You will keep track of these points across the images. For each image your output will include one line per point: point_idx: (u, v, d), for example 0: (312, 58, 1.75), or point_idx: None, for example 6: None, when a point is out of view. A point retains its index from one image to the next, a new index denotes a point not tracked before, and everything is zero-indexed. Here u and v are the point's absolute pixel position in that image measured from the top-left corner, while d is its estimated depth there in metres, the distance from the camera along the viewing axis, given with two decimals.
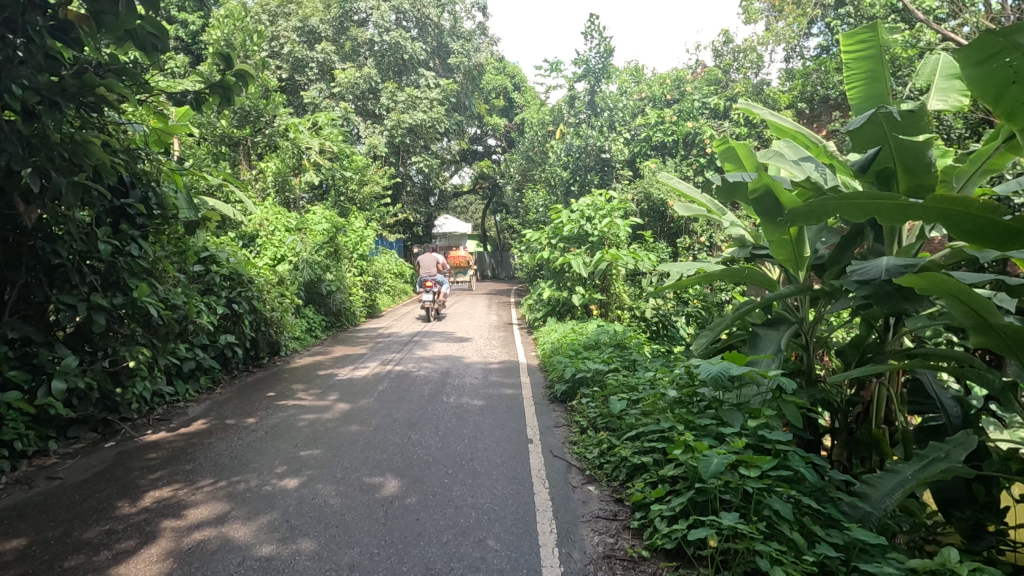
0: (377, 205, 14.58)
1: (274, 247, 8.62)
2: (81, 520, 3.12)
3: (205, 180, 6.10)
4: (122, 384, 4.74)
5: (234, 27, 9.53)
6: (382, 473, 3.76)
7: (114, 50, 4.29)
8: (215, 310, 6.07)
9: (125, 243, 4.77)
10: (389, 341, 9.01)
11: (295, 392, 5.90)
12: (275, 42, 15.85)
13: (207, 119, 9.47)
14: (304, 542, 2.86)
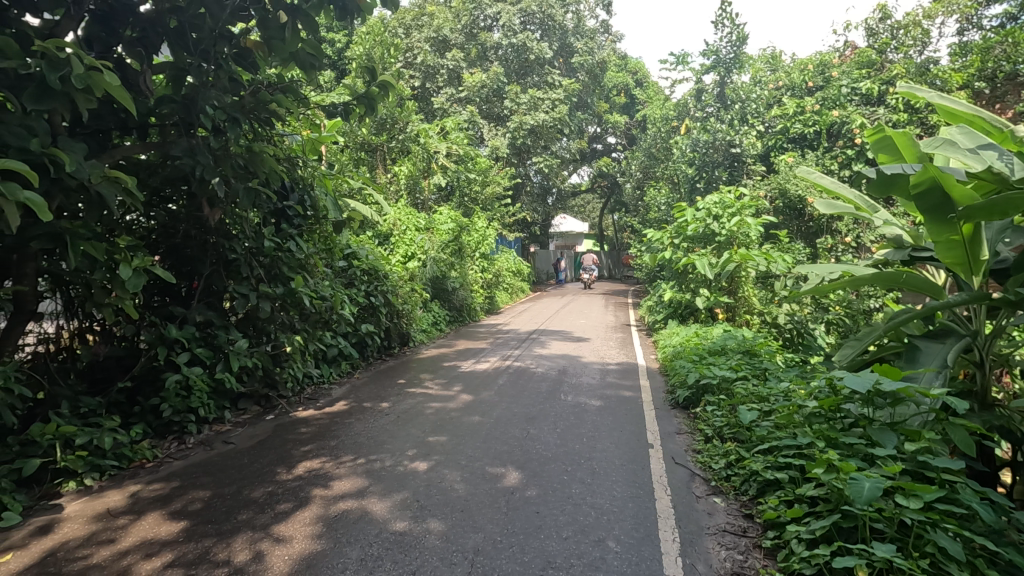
0: (498, 205, 15.05)
1: (405, 246, 9.17)
2: (249, 481, 3.60)
3: (349, 183, 6.72)
4: (281, 365, 5.38)
5: (375, 42, 10.34)
6: (503, 464, 3.89)
7: (281, 70, 4.86)
8: (356, 303, 6.67)
9: (286, 241, 5.41)
10: (508, 338, 9.25)
11: (423, 381, 6.30)
12: (409, 53, 16.85)
13: (350, 127, 10.39)
14: (433, 522, 3.05)
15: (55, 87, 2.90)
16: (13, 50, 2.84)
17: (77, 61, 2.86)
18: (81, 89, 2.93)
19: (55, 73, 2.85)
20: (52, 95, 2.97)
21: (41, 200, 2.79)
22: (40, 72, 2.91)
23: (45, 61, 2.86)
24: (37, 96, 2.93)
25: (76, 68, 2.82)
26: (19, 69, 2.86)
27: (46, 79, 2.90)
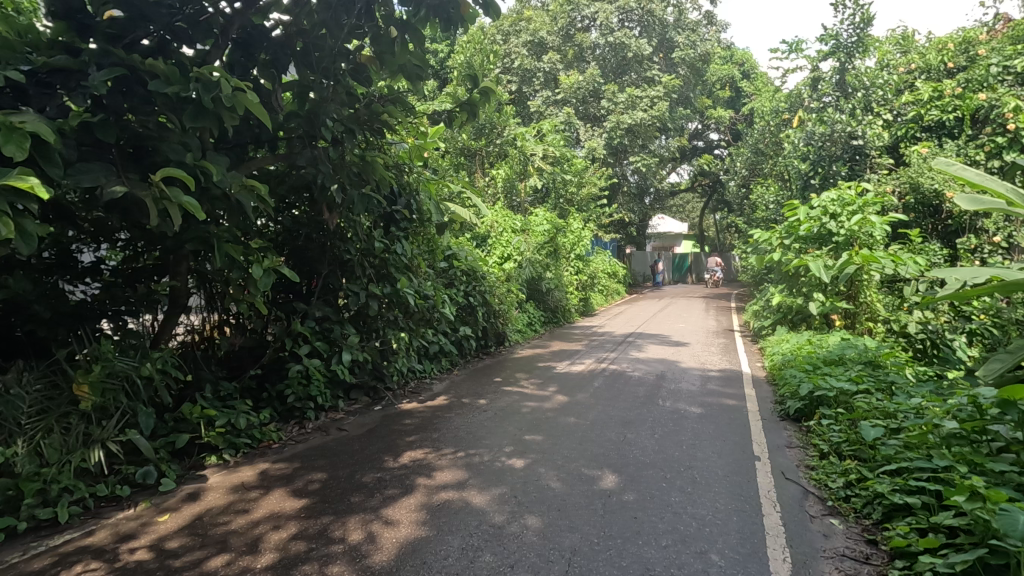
0: (593, 206, 14.94)
1: (502, 247, 9.33)
2: (361, 466, 3.87)
3: (451, 187, 7.00)
4: (387, 360, 5.72)
5: (476, 50, 10.67)
6: (600, 466, 3.86)
7: (391, 83, 5.19)
8: (455, 302, 6.93)
9: (393, 243, 5.75)
10: (602, 340, 9.14)
11: (519, 380, 6.41)
12: (508, 58, 17.15)
13: (451, 134, 10.81)
14: (530, 518, 3.09)
15: (207, 107, 3.32)
16: (177, 77, 3.29)
17: (225, 84, 3.27)
18: (229, 107, 3.33)
19: (209, 94, 3.27)
20: (205, 114, 3.40)
21: (195, 204, 3.18)
22: (196, 95, 3.34)
23: (200, 85, 3.28)
24: (194, 115, 3.37)
25: (224, 89, 3.23)
26: (181, 93, 3.30)
27: (201, 100, 3.32)
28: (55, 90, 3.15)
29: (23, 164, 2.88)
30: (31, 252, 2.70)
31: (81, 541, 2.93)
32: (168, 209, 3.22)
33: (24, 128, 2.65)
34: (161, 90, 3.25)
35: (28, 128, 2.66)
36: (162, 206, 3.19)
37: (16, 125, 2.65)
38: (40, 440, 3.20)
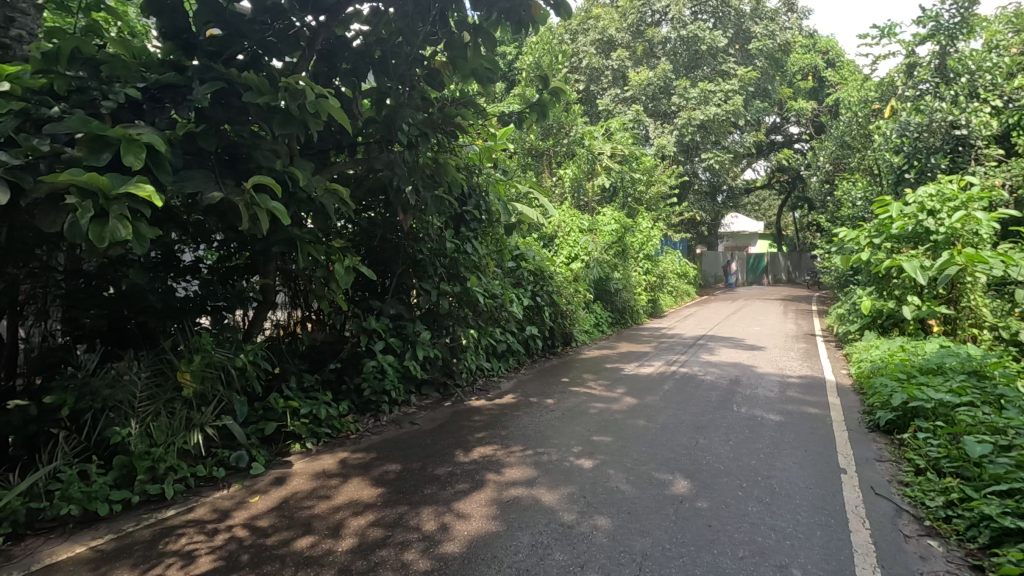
0: (662, 205, 14.58)
1: (569, 247, 9.31)
2: (433, 459, 3.99)
3: (519, 188, 7.06)
4: (457, 357, 5.86)
5: (544, 50, 10.70)
6: (671, 471, 3.77)
7: (463, 86, 5.30)
8: (523, 302, 6.99)
9: (464, 243, 5.88)
10: (672, 343, 8.90)
11: (586, 380, 6.37)
12: (576, 57, 17.06)
13: (519, 135, 10.91)
14: (600, 520, 3.07)
15: (295, 115, 3.54)
16: (267, 88, 3.51)
17: (310, 92, 3.47)
18: (314, 114, 3.52)
19: (296, 102, 3.48)
20: (292, 122, 3.64)
21: (282, 208, 3.38)
22: (285, 104, 3.57)
23: (288, 95, 3.50)
24: (283, 123, 3.61)
25: (310, 97, 3.43)
26: (271, 102, 3.53)
27: (289, 109, 3.55)
28: (165, 104, 3.47)
29: (139, 171, 3.19)
30: (144, 252, 2.97)
31: (185, 515, 3.21)
32: (258, 214, 3.44)
33: (138, 138, 2.93)
34: (254, 101, 3.50)
35: (142, 139, 2.94)
36: (254, 211, 3.42)
37: (133, 136, 2.94)
38: (149, 422, 3.51)
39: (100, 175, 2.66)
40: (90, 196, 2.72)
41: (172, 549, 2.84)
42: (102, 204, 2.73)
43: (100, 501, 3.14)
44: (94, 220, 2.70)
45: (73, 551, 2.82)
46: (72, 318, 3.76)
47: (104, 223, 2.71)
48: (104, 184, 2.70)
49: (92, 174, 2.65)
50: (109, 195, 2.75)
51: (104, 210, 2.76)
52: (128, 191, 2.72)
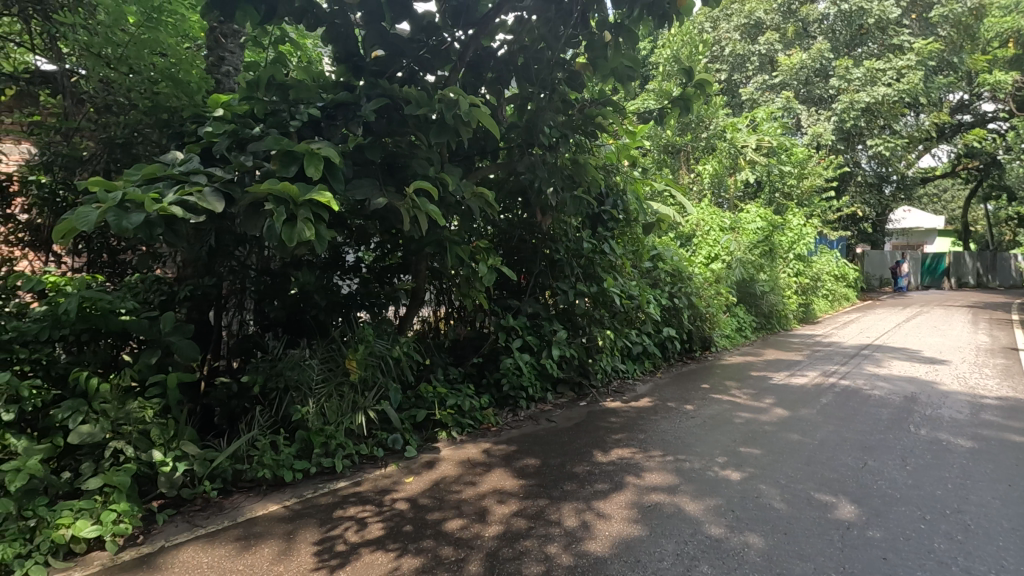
0: (817, 200, 13.22)
1: (709, 247, 8.86)
2: (571, 457, 4.03)
3: (655, 186, 6.85)
4: (593, 357, 5.85)
5: (683, 41, 10.26)
6: (834, 493, 3.41)
7: (602, 86, 5.27)
8: (661, 303, 6.77)
9: (600, 243, 5.85)
10: (830, 352, 8.03)
11: (729, 388, 5.99)
12: (717, 46, 16.06)
13: (655, 131, 10.59)
14: (752, 537, 2.88)
15: (450, 123, 3.80)
16: (425, 100, 3.80)
17: (464, 101, 3.71)
18: (467, 121, 3.75)
19: (451, 111, 3.73)
20: (446, 130, 3.91)
21: (437, 211, 3.64)
22: (441, 114, 3.84)
23: (444, 105, 3.76)
24: (439, 132, 3.89)
25: (464, 105, 3.66)
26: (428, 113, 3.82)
27: (444, 117, 3.80)
28: (339, 120, 3.90)
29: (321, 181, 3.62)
30: (324, 251, 3.34)
31: (353, 488, 3.59)
32: (416, 216, 3.72)
33: (319, 151, 3.32)
34: (414, 113, 3.80)
35: (322, 150, 3.32)
36: (412, 214, 3.72)
37: (315, 149, 3.35)
38: (323, 402, 3.96)
39: (291, 183, 3.06)
40: (283, 202, 3.14)
41: (344, 516, 3.20)
42: (293, 209, 3.14)
43: (286, 468, 3.61)
44: (286, 223, 3.10)
45: (266, 509, 3.28)
46: (261, 310, 4.38)
47: (293, 224, 3.10)
48: (294, 192, 3.10)
49: (286, 184, 3.07)
50: (297, 202, 3.15)
51: (293, 214, 3.17)
52: (312, 197, 3.10)
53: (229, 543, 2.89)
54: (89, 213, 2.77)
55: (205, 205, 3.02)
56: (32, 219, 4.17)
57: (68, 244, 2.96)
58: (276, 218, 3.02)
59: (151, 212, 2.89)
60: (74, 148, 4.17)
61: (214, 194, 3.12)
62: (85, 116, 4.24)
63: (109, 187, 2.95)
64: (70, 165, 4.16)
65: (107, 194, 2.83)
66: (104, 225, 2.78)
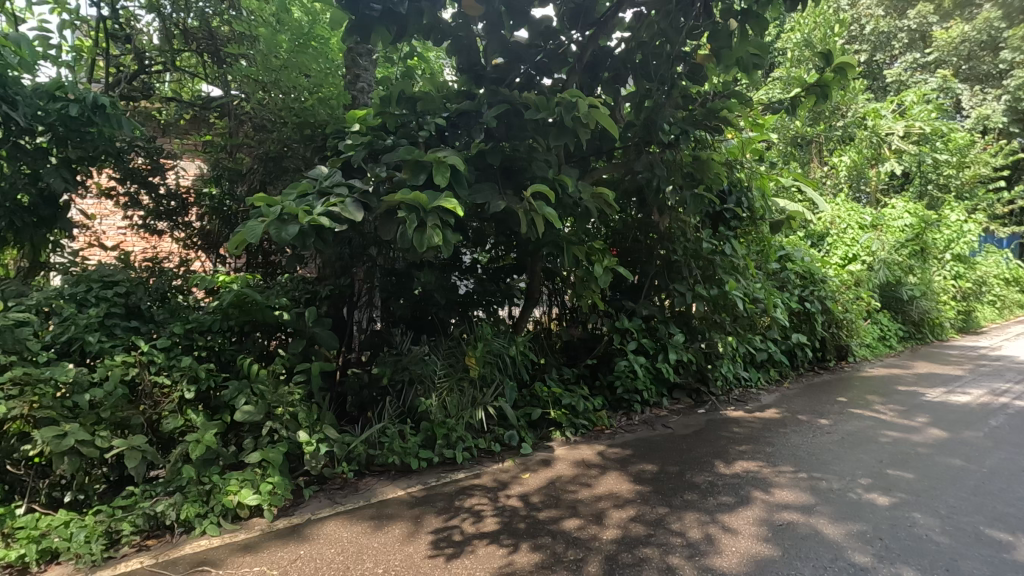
0: (982, 192, 11.50)
1: (846, 247, 8.06)
2: (690, 466, 3.87)
3: (783, 181, 6.37)
4: (712, 363, 5.57)
5: (816, 23, 9.41)
6: (1010, 530, 2.95)
7: (726, 77, 5.00)
8: (789, 307, 6.28)
9: (722, 243, 5.55)
10: (1000, 367, 6.95)
11: (871, 403, 5.41)
12: (856, 24, 14.41)
13: (782, 122, 9.82)
14: (907, 570, 2.57)
15: (568, 126, 3.82)
16: (545, 104, 3.84)
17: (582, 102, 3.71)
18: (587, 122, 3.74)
19: (570, 114, 3.76)
20: (565, 133, 3.95)
21: (555, 214, 3.67)
22: (560, 116, 3.87)
23: (563, 108, 3.79)
24: (557, 135, 3.94)
25: (583, 107, 3.67)
26: (548, 117, 3.86)
27: (563, 120, 3.83)
28: (463, 128, 4.07)
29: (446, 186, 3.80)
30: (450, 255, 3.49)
31: (471, 480, 3.73)
32: (535, 219, 3.77)
33: (445, 159, 3.49)
34: (534, 117, 3.87)
35: (448, 158, 3.47)
36: (531, 217, 3.78)
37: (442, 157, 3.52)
38: (445, 397, 4.16)
39: (421, 193, 3.25)
40: (414, 210, 3.35)
41: (464, 506, 3.34)
42: (422, 216, 3.33)
43: (412, 456, 3.83)
44: (416, 230, 3.31)
45: (396, 493, 3.51)
46: (388, 308, 4.68)
47: (423, 231, 3.30)
48: (424, 200, 3.30)
49: (416, 193, 3.26)
50: (426, 209, 3.34)
51: (423, 220, 3.37)
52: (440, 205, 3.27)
53: (364, 521, 3.14)
54: (255, 228, 3.16)
55: (347, 215, 3.30)
56: (204, 226, 4.82)
57: (238, 253, 3.38)
58: (408, 226, 3.23)
59: (304, 224, 3.23)
60: (237, 163, 4.76)
61: (354, 204, 3.40)
62: (246, 134, 4.82)
63: (270, 201, 3.33)
64: (233, 178, 4.76)
65: (268, 210, 3.20)
66: (267, 237, 3.16)
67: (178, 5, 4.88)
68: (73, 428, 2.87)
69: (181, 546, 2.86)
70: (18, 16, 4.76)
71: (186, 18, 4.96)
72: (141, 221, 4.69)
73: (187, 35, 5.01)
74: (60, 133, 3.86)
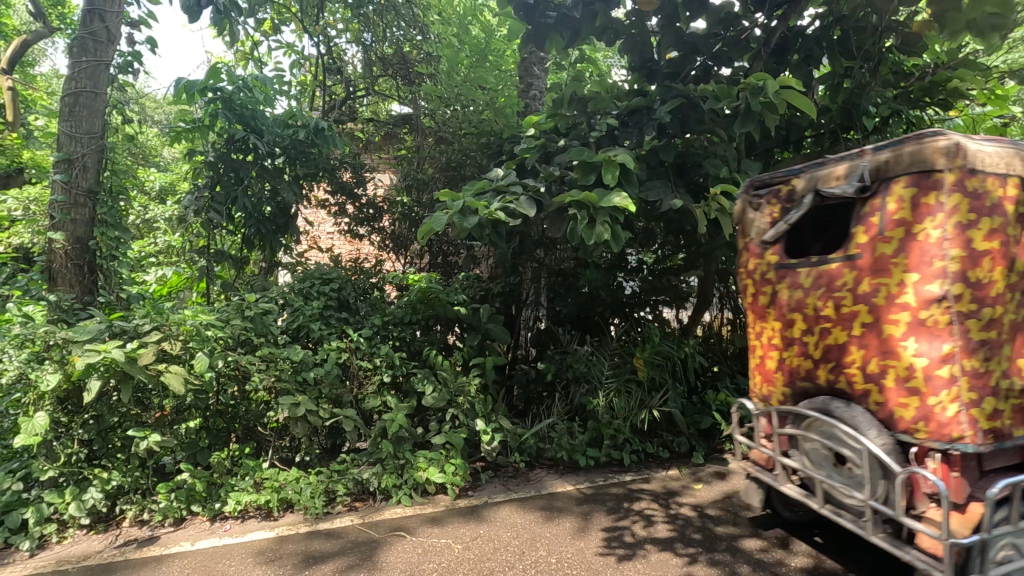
0: None
1: None
2: None
3: None
4: None
5: None
6: None
7: (952, 45, 4.26)
8: None
9: None
10: None
11: None
12: None
13: None
14: None
15: (754, 110, 3.48)
16: (725, 92, 3.63)
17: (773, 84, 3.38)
18: (776, 103, 3.40)
19: (760, 96, 3.44)
20: (751, 120, 3.59)
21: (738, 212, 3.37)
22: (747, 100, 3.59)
23: (749, 92, 3.51)
24: (742, 123, 3.60)
25: (773, 87, 3.34)
26: (730, 106, 3.63)
27: (749, 105, 3.51)
28: (635, 125, 4.01)
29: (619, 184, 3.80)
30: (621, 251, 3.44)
31: (641, 484, 3.66)
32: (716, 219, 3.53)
33: (616, 157, 3.46)
34: (714, 105, 3.64)
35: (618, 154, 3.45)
36: (713, 216, 3.55)
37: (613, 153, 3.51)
38: (613, 397, 4.16)
39: (591, 192, 3.27)
40: (584, 208, 3.39)
41: (634, 509, 3.30)
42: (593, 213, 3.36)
43: (580, 453, 3.90)
44: (586, 227, 3.35)
45: (564, 487, 3.61)
46: (555, 307, 4.79)
47: (593, 228, 3.33)
48: (593, 199, 3.31)
49: (586, 192, 3.29)
50: (596, 206, 3.36)
51: (593, 218, 3.40)
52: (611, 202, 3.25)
53: (535, 511, 3.27)
54: (440, 217, 3.41)
55: (521, 210, 3.44)
56: (395, 229, 5.34)
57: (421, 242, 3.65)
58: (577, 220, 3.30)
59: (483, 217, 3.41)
60: (422, 172, 5.22)
61: (528, 201, 3.53)
62: (430, 146, 5.23)
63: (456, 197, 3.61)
64: (420, 187, 5.22)
65: (452, 202, 3.48)
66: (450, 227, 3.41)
67: (378, 35, 5.52)
68: (303, 400, 3.39)
69: (381, 510, 3.27)
70: (261, 60, 5.80)
71: (383, 47, 5.55)
72: (346, 226, 5.34)
73: (384, 61, 5.57)
74: (293, 154, 4.70)
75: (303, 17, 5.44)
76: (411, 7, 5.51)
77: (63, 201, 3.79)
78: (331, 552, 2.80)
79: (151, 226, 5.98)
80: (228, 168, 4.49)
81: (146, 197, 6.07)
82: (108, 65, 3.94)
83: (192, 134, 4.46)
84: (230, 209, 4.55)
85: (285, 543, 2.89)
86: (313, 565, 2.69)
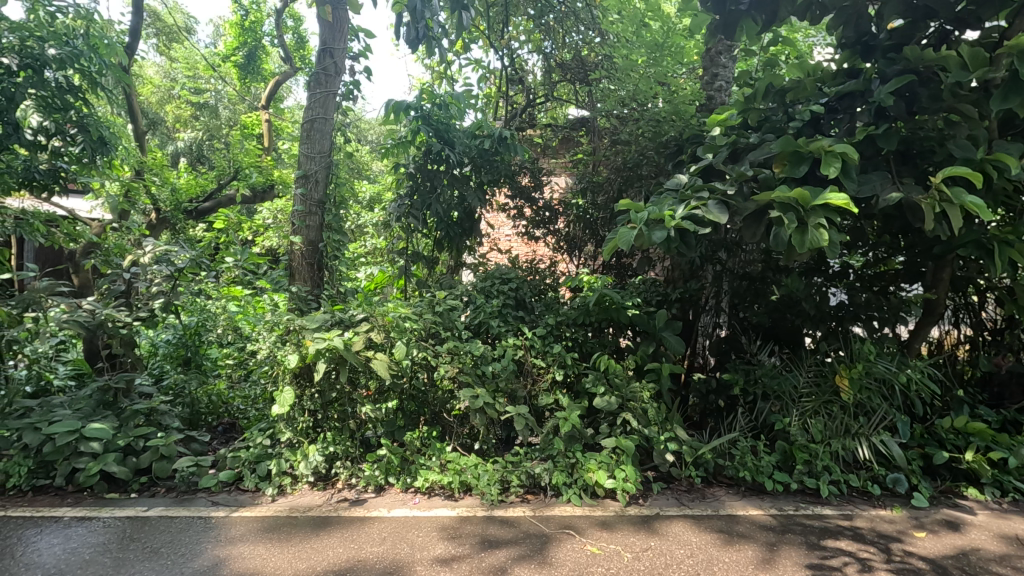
0: None
1: None
2: None
3: None
4: None
5: None
6: None
7: None
8: None
9: None
10: None
11: None
12: None
13: None
14: None
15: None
16: (982, 60, 3.04)
17: None
18: None
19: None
20: (1019, 90, 2.93)
21: (981, 203, 2.76)
22: (1009, 69, 2.99)
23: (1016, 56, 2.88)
24: (1004, 95, 2.96)
25: None
26: (986, 76, 3.04)
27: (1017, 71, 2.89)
28: (846, 111, 3.47)
29: (833, 180, 3.28)
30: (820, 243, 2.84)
31: (843, 520, 3.19)
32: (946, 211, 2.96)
33: (833, 148, 3.00)
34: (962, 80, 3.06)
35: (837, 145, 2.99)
36: (942, 208, 2.99)
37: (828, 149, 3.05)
38: (809, 418, 3.73)
39: (803, 190, 2.87)
40: (790, 209, 2.99)
41: (839, 548, 2.89)
42: (802, 216, 2.93)
43: (766, 477, 3.54)
44: (795, 230, 2.92)
45: (747, 511, 3.30)
46: (738, 315, 4.37)
47: (804, 231, 2.89)
48: (805, 198, 2.89)
49: (796, 191, 2.89)
50: (807, 207, 2.93)
51: (802, 221, 2.95)
52: (824, 201, 2.79)
53: (714, 532, 3.05)
54: (627, 234, 3.27)
55: (710, 217, 3.16)
56: (569, 230, 5.35)
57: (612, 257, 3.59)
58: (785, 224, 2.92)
59: (669, 228, 3.20)
60: (598, 175, 5.19)
61: (717, 206, 3.24)
62: (605, 148, 5.18)
63: (635, 209, 3.42)
64: (595, 189, 5.19)
65: (637, 215, 3.30)
66: (638, 242, 3.24)
67: (558, 42, 5.65)
68: (482, 392, 3.58)
69: (551, 506, 3.34)
70: (453, 77, 6.32)
71: (563, 52, 5.66)
72: (524, 228, 5.48)
73: (563, 66, 5.67)
74: (478, 163, 5.05)
75: (490, 33, 5.79)
76: (592, 10, 5.58)
77: (301, 210, 4.56)
78: (506, 539, 2.94)
79: (362, 231, 6.86)
80: (425, 178, 4.98)
81: (360, 206, 7.02)
82: (335, 94, 4.65)
83: (396, 149, 5.05)
84: (426, 214, 5.04)
85: (464, 524, 3.10)
86: (488, 549, 2.86)
